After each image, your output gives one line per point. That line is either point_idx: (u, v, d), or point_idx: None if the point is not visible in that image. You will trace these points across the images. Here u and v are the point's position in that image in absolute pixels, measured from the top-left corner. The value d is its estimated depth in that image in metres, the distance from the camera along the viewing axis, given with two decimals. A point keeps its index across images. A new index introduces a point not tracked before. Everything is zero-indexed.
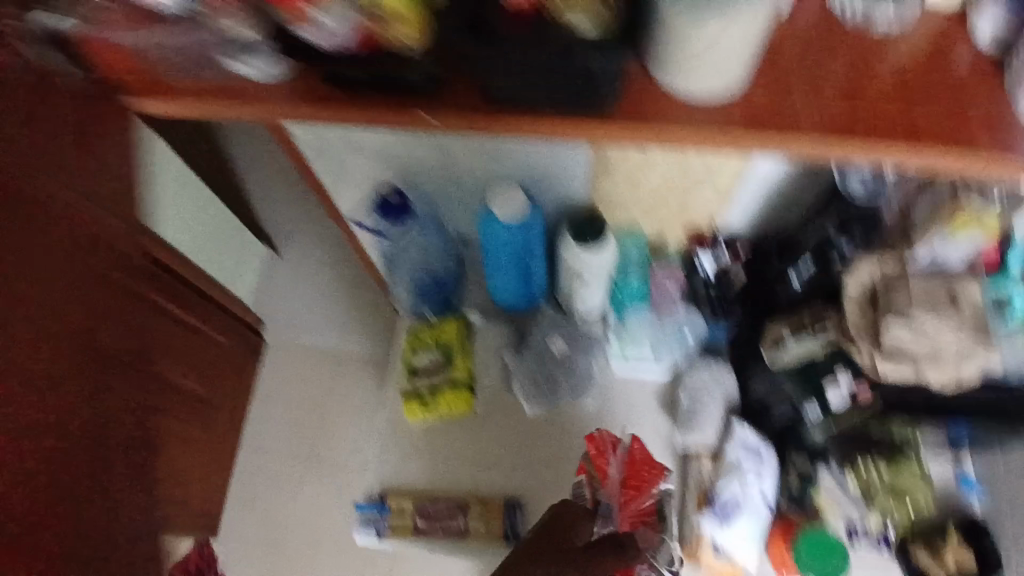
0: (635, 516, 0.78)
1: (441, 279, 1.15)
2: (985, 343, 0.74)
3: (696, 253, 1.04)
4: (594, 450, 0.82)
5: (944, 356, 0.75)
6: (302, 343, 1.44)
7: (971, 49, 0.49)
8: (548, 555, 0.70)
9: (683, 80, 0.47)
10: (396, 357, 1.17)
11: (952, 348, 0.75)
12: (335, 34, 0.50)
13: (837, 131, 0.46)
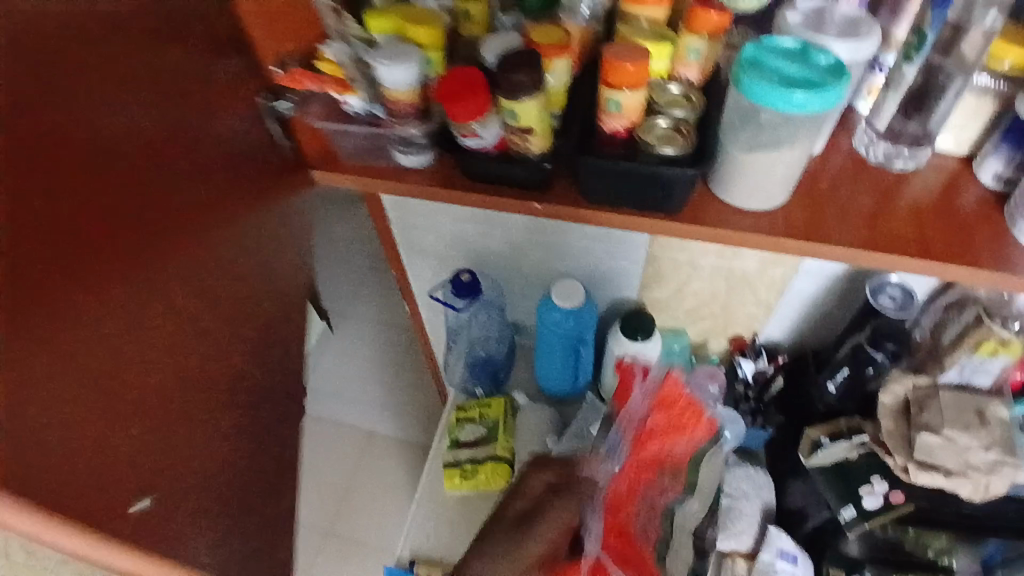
0: None
1: (491, 358, 1.25)
2: (1013, 458, 0.80)
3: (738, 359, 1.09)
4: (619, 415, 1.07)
5: (974, 468, 0.80)
6: (348, 414, 1.53)
7: (978, 190, 0.60)
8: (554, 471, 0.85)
9: (742, 198, 0.57)
10: (441, 429, 1.21)
11: (981, 461, 0.80)
12: (484, 141, 0.53)
13: (867, 244, 0.56)
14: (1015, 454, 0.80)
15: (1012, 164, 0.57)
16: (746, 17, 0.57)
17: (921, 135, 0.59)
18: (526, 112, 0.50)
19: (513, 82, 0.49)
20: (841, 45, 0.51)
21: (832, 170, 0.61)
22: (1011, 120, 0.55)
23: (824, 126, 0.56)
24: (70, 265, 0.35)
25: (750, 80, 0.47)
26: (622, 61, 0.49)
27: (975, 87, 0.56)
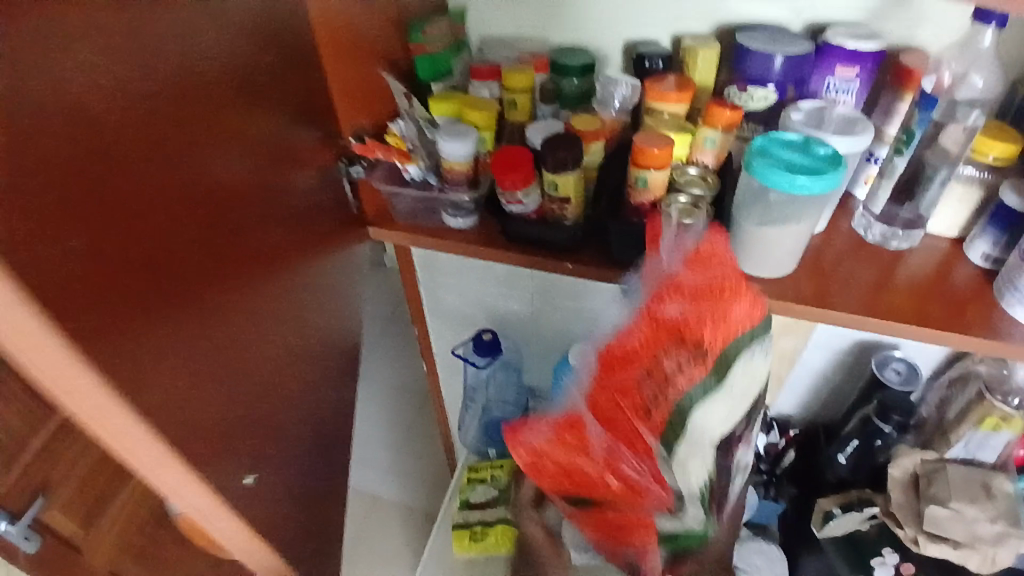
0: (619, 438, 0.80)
1: (506, 420, 1.25)
2: (1020, 530, 0.82)
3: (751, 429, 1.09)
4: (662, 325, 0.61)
5: (981, 540, 0.83)
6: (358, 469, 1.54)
7: (970, 268, 0.66)
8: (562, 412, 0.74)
9: (752, 264, 0.64)
10: (450, 491, 1.21)
11: (988, 532, 0.83)
12: (526, 208, 0.62)
13: (867, 311, 0.62)
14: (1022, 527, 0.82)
15: (999, 245, 0.63)
16: (757, 114, 0.64)
17: (913, 219, 0.66)
18: (566, 184, 0.59)
19: (559, 159, 0.57)
20: (840, 138, 0.59)
21: (835, 246, 0.68)
22: (995, 206, 0.62)
23: (826, 208, 0.64)
24: (206, 278, 0.42)
25: (760, 166, 0.54)
26: (650, 146, 0.57)
27: (962, 176, 0.64)
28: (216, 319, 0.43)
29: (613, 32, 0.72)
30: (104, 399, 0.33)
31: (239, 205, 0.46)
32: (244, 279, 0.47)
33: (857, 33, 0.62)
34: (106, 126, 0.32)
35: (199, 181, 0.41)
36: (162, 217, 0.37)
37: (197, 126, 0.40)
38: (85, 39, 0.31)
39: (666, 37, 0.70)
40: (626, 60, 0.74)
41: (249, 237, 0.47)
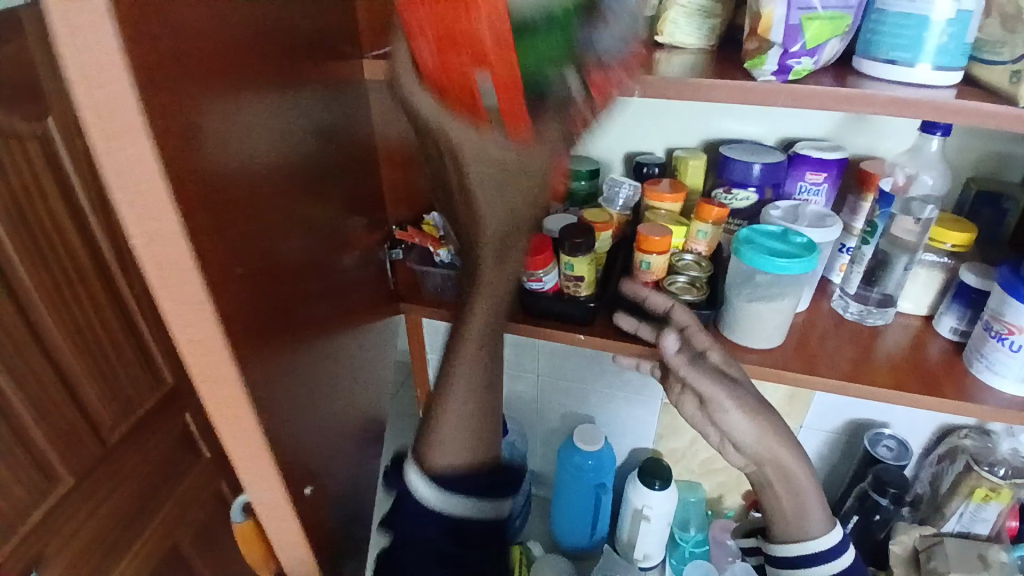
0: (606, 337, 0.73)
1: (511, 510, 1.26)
2: None
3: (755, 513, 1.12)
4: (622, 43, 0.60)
5: None
6: None
7: (941, 341, 0.74)
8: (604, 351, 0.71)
9: (750, 337, 0.69)
10: None
11: None
12: (544, 284, 0.69)
13: (849, 378, 0.68)
14: None
15: (964, 319, 0.72)
16: (741, 212, 0.75)
17: (884, 299, 0.76)
18: (581, 264, 0.67)
19: (574, 244, 0.66)
20: (813, 231, 0.69)
21: (819, 325, 0.76)
22: (956, 285, 0.72)
23: (806, 289, 0.73)
24: (292, 320, 0.48)
25: (747, 252, 0.64)
26: (652, 235, 0.68)
27: (924, 262, 0.75)
28: (295, 357, 0.48)
29: (616, 144, 0.85)
30: (246, 412, 0.38)
31: (309, 265, 0.52)
32: (312, 329, 0.53)
33: (821, 147, 0.75)
34: (245, 180, 0.39)
35: (288, 234, 0.47)
36: (271, 263, 0.44)
37: (290, 192, 0.48)
38: (236, 113, 0.39)
39: (661, 149, 0.83)
40: (626, 168, 0.86)
41: (314, 288, 0.54)
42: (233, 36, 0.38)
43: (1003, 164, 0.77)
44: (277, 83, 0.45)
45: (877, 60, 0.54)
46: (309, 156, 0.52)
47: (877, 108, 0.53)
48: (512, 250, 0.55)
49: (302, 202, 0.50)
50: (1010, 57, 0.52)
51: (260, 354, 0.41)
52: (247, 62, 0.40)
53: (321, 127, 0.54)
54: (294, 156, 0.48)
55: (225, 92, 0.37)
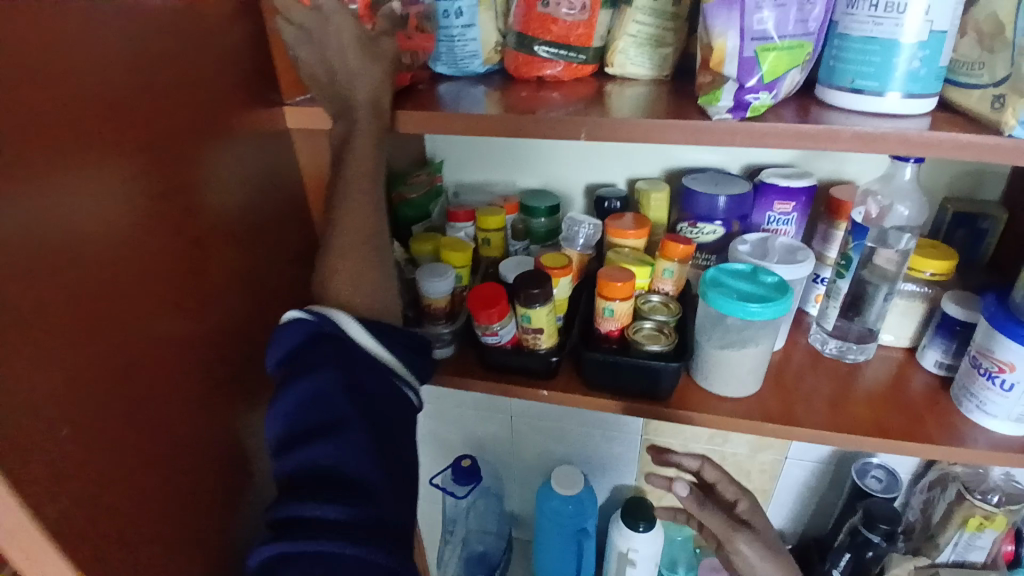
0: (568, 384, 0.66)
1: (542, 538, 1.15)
2: None
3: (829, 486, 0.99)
4: (556, 35, 0.58)
5: None
6: None
7: (926, 375, 0.70)
8: (584, 402, 0.65)
9: (723, 384, 0.65)
10: None
11: None
12: (501, 338, 0.64)
13: (832, 424, 0.63)
14: None
15: (949, 352, 0.68)
16: (708, 246, 0.71)
17: (864, 333, 0.71)
18: (539, 316, 0.61)
19: (530, 295, 0.60)
20: (783, 267, 0.64)
21: (796, 363, 0.71)
22: (939, 316, 0.68)
23: (781, 327, 0.68)
24: (162, 391, 0.46)
25: (714, 296, 0.59)
26: (613, 281, 0.62)
27: (903, 292, 0.70)
28: (164, 444, 0.46)
29: (576, 176, 0.80)
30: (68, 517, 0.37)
31: (200, 346, 0.50)
32: (202, 407, 0.51)
33: (788, 174, 0.70)
34: (85, 275, 0.39)
35: (161, 315, 0.46)
36: (128, 351, 0.42)
37: (164, 271, 0.46)
38: (67, 211, 0.38)
39: (622, 180, 0.79)
40: (588, 201, 0.82)
41: (205, 363, 0.51)
42: (71, 134, 0.38)
43: (979, 184, 0.73)
44: (140, 165, 0.44)
45: (843, 89, 0.50)
46: (200, 230, 0.50)
47: (844, 144, 0.48)
48: (401, 119, 0.56)
49: (185, 279, 0.49)
50: (990, 80, 0.48)
51: (93, 459, 0.39)
52: (91, 157, 0.39)
53: (220, 181, 0.53)
54: (169, 234, 0.47)
55: (46, 187, 0.36)
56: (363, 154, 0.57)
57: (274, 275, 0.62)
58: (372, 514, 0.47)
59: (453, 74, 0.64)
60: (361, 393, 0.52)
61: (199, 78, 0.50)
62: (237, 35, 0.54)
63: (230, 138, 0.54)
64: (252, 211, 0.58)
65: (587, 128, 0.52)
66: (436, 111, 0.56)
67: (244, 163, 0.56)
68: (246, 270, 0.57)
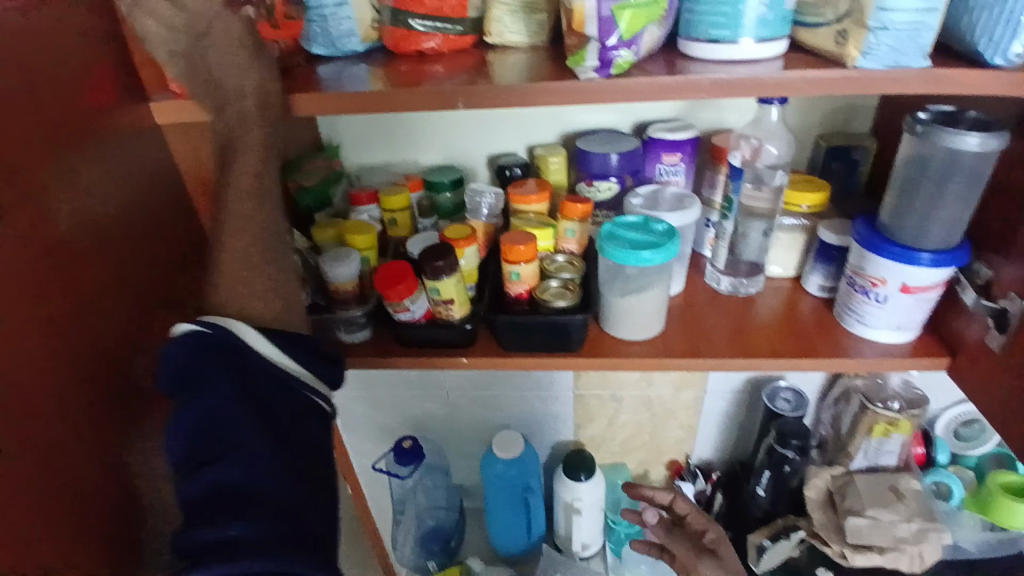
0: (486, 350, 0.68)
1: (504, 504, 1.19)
2: (932, 523, 0.95)
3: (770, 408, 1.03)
4: (430, 8, 0.58)
5: (903, 540, 0.94)
6: None
7: (811, 299, 0.77)
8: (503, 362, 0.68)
9: (629, 330, 0.69)
10: None
11: (906, 532, 0.95)
12: (415, 314, 0.65)
13: (731, 353, 0.69)
14: (933, 519, 0.95)
15: (829, 276, 0.75)
16: (606, 203, 0.74)
17: (752, 267, 0.77)
18: (447, 287, 0.63)
19: (435, 267, 0.62)
20: (672, 215, 0.69)
21: (697, 303, 0.77)
22: (818, 244, 0.74)
23: (675, 270, 0.72)
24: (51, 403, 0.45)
25: (610, 248, 0.62)
26: (515, 245, 0.64)
27: (784, 226, 0.76)
28: (51, 459, 0.44)
29: (476, 148, 0.81)
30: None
31: (77, 358, 0.47)
32: (86, 421, 0.48)
33: (672, 127, 0.74)
34: None
35: (34, 328, 0.43)
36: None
37: (23, 286, 0.42)
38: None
39: (522, 148, 0.81)
40: (491, 171, 0.83)
41: (89, 376, 0.48)
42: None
43: (843, 120, 0.80)
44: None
45: (701, 41, 0.53)
46: (62, 236, 0.46)
47: (706, 93, 0.52)
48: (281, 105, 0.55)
49: (46, 290, 0.45)
50: (833, 17, 0.53)
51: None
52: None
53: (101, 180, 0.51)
54: (33, 241, 0.43)
55: None
56: (243, 148, 0.56)
57: (164, 277, 0.58)
58: (280, 526, 0.47)
59: (332, 55, 0.63)
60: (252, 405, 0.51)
61: (51, 73, 0.46)
62: (88, 27, 0.50)
63: (93, 135, 0.50)
64: (132, 212, 0.54)
65: (466, 98, 0.53)
66: (320, 92, 0.55)
67: (112, 160, 0.52)
68: (143, 275, 0.55)
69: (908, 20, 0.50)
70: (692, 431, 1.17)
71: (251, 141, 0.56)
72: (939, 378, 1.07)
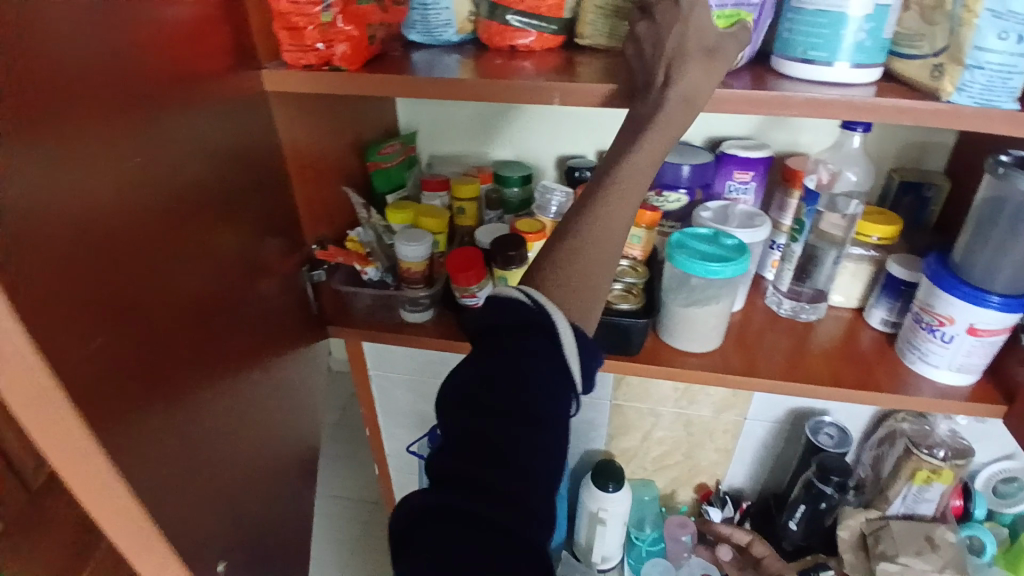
0: None
1: None
2: None
3: (812, 441, 1.02)
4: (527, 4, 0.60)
5: None
6: None
7: (872, 331, 0.76)
8: None
9: (689, 342, 0.69)
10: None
11: None
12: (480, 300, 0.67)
13: (786, 376, 0.68)
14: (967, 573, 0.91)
15: (894, 310, 0.73)
16: (673, 214, 0.75)
17: (816, 293, 0.76)
18: (515, 277, 0.65)
19: (506, 257, 0.64)
20: (743, 232, 0.69)
21: (755, 323, 0.76)
22: (885, 277, 0.73)
23: (740, 289, 0.72)
24: (184, 340, 0.47)
25: (679, 257, 0.63)
26: None
27: (852, 256, 0.75)
28: (188, 394, 0.48)
29: (547, 147, 0.83)
30: (99, 477, 0.37)
31: (195, 306, 0.49)
32: (204, 371, 0.50)
33: (747, 145, 0.74)
34: (99, 231, 0.38)
35: (173, 267, 0.46)
36: (125, 315, 0.41)
37: (158, 232, 0.44)
38: (72, 164, 0.36)
39: (592, 152, 0.82)
40: (559, 172, 0.84)
41: (206, 323, 0.51)
42: (78, 80, 0.36)
43: (921, 154, 0.79)
44: (162, 119, 0.45)
45: (796, 60, 0.54)
46: (194, 188, 0.49)
47: (795, 110, 0.52)
48: (378, 84, 0.58)
49: (179, 238, 0.47)
50: (931, 50, 0.53)
51: (131, 411, 0.41)
52: (94, 105, 0.38)
53: (224, 139, 0.53)
54: (177, 187, 0.47)
55: (88, 141, 0.37)
56: (666, 133, 0.50)
57: (263, 240, 0.61)
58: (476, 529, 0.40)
59: (426, 43, 0.65)
60: (535, 391, 0.44)
61: (203, 35, 0.50)
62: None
63: (225, 98, 0.53)
64: (247, 174, 0.57)
65: (560, 95, 0.55)
66: (416, 77, 0.57)
67: (236, 123, 0.55)
68: (250, 234, 0.58)
69: (1003, 61, 0.49)
70: (726, 456, 1.16)
71: (666, 132, 0.50)
72: (988, 430, 1.03)
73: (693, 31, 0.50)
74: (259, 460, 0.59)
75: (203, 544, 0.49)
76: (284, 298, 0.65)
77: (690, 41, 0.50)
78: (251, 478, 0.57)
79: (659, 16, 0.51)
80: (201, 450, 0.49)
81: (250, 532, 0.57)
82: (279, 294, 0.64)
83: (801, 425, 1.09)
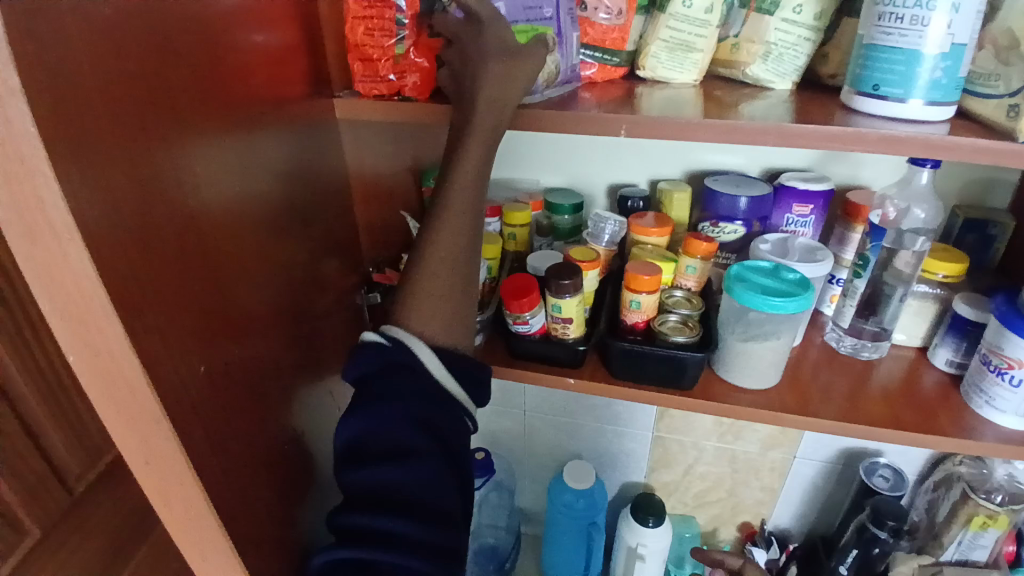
0: (598, 374, 0.69)
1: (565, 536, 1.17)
2: None
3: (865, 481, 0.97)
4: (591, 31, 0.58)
5: None
6: None
7: (936, 372, 0.73)
8: (628, 391, 0.68)
9: (744, 377, 0.68)
10: None
11: None
12: (531, 327, 0.67)
13: (846, 417, 0.65)
14: None
15: (960, 351, 0.70)
16: (729, 245, 0.74)
17: (878, 332, 0.73)
18: (569, 306, 0.65)
19: (560, 285, 0.64)
20: (803, 267, 0.67)
21: (811, 359, 0.74)
22: (950, 316, 0.70)
23: (799, 325, 0.71)
24: (253, 357, 0.49)
25: (738, 290, 0.62)
26: (640, 274, 0.65)
27: (917, 293, 0.73)
28: (254, 410, 0.49)
29: (599, 176, 0.83)
30: (177, 490, 0.38)
31: (264, 324, 0.51)
32: (269, 387, 0.51)
33: (806, 178, 0.73)
34: (180, 253, 0.40)
35: (245, 286, 0.48)
36: (203, 332, 0.42)
37: (234, 252, 0.46)
38: (161, 188, 0.38)
39: (644, 181, 0.82)
40: (610, 200, 0.84)
41: (273, 341, 0.52)
42: (166, 111, 0.38)
43: (989, 191, 0.76)
44: (242, 147, 0.47)
45: (868, 95, 0.53)
46: (266, 211, 0.51)
47: (870, 146, 0.51)
48: (439, 113, 0.59)
49: (252, 258, 0.49)
50: (1006, 90, 0.51)
51: (206, 427, 0.42)
52: (189, 140, 0.41)
53: (293, 163, 0.55)
54: (251, 209, 0.48)
55: (175, 168, 0.39)
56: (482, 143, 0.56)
57: (323, 261, 0.62)
58: (435, 532, 0.51)
59: None
60: (439, 428, 0.56)
61: (279, 68, 0.52)
62: (306, 28, 0.56)
63: (298, 125, 0.55)
64: (311, 198, 0.59)
65: (625, 126, 0.55)
66: None
67: (307, 149, 0.57)
68: (313, 255, 0.60)
69: None
70: (773, 495, 1.12)
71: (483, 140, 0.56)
72: None
73: (489, 37, 0.53)
74: (314, 478, 0.60)
75: (258, 560, 0.49)
76: (339, 318, 0.66)
77: (488, 47, 0.53)
78: (303, 497, 0.58)
79: (465, 39, 0.54)
80: (264, 467, 0.50)
81: (300, 553, 0.57)
82: (334, 315, 0.65)
83: (851, 465, 1.04)
